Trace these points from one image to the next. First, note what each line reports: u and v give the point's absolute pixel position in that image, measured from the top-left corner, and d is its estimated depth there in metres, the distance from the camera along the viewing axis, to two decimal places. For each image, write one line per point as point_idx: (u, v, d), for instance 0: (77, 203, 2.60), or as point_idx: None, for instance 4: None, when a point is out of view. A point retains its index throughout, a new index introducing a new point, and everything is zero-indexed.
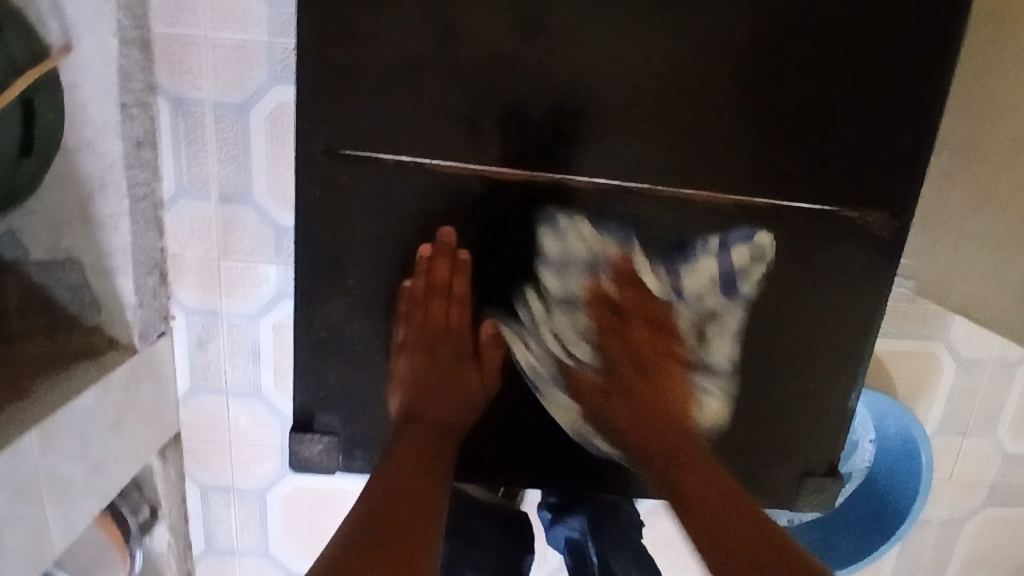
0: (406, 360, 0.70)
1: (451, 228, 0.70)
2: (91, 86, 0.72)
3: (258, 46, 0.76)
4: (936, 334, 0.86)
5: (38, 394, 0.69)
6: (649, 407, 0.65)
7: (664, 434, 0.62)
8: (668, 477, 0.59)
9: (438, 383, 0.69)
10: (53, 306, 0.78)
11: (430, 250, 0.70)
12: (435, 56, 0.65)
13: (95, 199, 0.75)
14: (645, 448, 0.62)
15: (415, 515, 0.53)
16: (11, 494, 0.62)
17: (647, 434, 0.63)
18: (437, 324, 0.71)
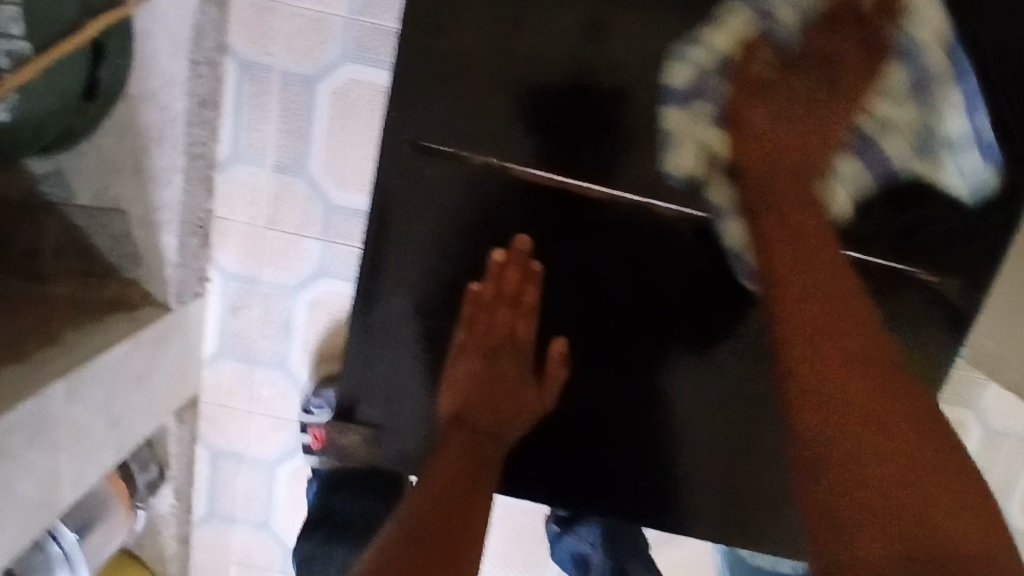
0: (463, 364, 0.70)
1: (526, 237, 0.69)
2: (164, 36, 0.72)
3: (336, 22, 0.75)
4: (964, 401, 0.85)
5: (72, 341, 0.67)
6: (790, 205, 0.58)
7: (811, 283, 0.52)
8: (826, 309, 0.51)
9: (492, 393, 0.69)
10: (91, 254, 0.77)
11: (503, 256, 0.69)
12: (511, 60, 0.66)
13: (152, 151, 0.75)
14: (782, 256, 0.55)
15: (460, 536, 0.57)
16: (34, 440, 0.61)
17: (828, 311, 0.50)
18: (500, 332, 0.70)
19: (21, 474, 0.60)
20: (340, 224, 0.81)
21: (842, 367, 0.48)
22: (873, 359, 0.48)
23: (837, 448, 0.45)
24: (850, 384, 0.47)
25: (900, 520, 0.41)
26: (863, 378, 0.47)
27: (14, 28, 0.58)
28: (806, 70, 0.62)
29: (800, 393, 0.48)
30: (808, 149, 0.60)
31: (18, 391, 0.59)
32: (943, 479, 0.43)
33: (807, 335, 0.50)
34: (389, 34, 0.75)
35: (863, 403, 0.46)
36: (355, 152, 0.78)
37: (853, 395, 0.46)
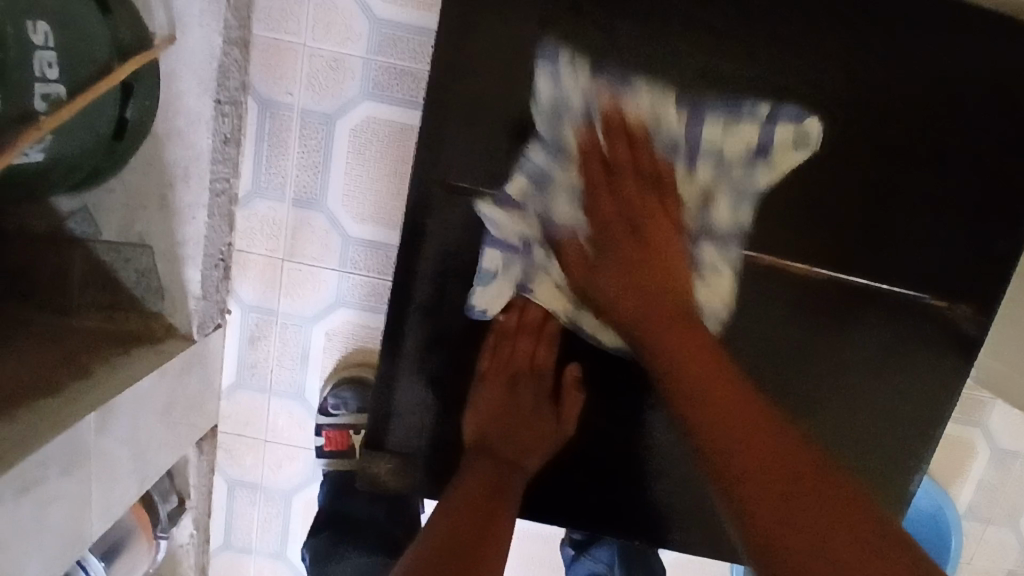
0: (486, 391, 0.73)
1: (552, 271, 0.74)
2: (189, 78, 0.72)
3: (354, 61, 0.78)
4: (972, 419, 0.86)
5: (99, 376, 0.68)
6: (635, 262, 0.64)
7: (687, 360, 0.57)
8: (693, 372, 0.56)
9: (512, 424, 0.72)
10: (115, 287, 0.78)
11: (528, 288, 0.74)
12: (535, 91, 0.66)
13: (177, 187, 0.75)
14: (661, 329, 0.61)
15: (486, 548, 0.59)
16: (66, 472, 0.62)
17: (690, 363, 0.57)
18: (521, 361, 0.74)
19: (53, 507, 0.62)
20: (358, 256, 0.83)
21: (708, 399, 0.53)
22: (709, 390, 0.54)
23: (726, 457, 0.49)
24: (700, 394, 0.54)
25: (765, 489, 0.46)
26: (722, 404, 0.52)
27: (50, 73, 0.58)
28: (613, 145, 0.67)
29: (699, 440, 0.52)
30: (634, 216, 0.65)
31: (50, 427, 0.60)
32: (851, 505, 0.45)
33: (691, 395, 0.54)
34: (406, 72, 0.78)
35: (711, 418, 0.52)
36: (374, 187, 0.81)
37: (705, 411, 0.53)
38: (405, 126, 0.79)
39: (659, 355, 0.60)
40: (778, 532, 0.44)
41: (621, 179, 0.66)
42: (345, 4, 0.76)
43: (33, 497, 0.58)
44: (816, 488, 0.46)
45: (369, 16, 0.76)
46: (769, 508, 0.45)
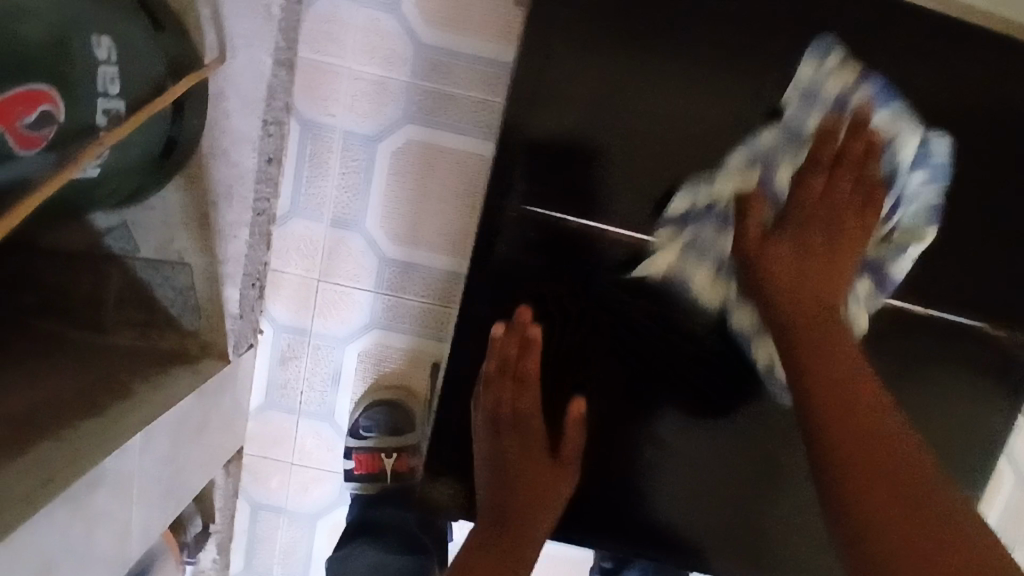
0: (483, 445, 0.69)
1: (527, 308, 0.67)
2: (237, 99, 0.73)
3: (398, 84, 0.78)
4: None
5: (139, 396, 0.67)
6: (811, 291, 0.60)
7: (828, 341, 0.57)
8: (827, 368, 0.56)
9: (513, 471, 0.69)
10: (152, 306, 0.77)
11: (503, 329, 0.67)
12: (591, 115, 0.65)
13: (219, 207, 0.76)
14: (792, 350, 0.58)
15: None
16: (110, 495, 0.61)
17: (835, 381, 0.55)
18: (506, 408, 0.69)
19: (97, 530, 0.60)
20: (394, 276, 0.84)
21: (840, 404, 0.54)
22: (851, 404, 0.54)
23: (839, 456, 0.53)
24: (823, 390, 0.55)
25: (900, 522, 0.49)
26: (852, 408, 0.54)
27: (113, 88, 0.57)
28: (853, 144, 0.62)
29: (821, 447, 0.54)
30: (818, 229, 0.61)
31: (97, 450, 0.59)
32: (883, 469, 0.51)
33: (816, 386, 0.56)
34: (450, 96, 0.79)
35: (836, 413, 0.54)
36: (412, 209, 0.82)
37: (824, 397, 0.55)
38: (446, 149, 0.80)
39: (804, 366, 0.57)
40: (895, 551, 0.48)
41: (840, 179, 0.61)
42: (391, 28, 0.77)
43: (80, 520, 0.57)
44: (914, 521, 0.49)
45: (414, 41, 0.77)
46: (887, 536, 0.49)
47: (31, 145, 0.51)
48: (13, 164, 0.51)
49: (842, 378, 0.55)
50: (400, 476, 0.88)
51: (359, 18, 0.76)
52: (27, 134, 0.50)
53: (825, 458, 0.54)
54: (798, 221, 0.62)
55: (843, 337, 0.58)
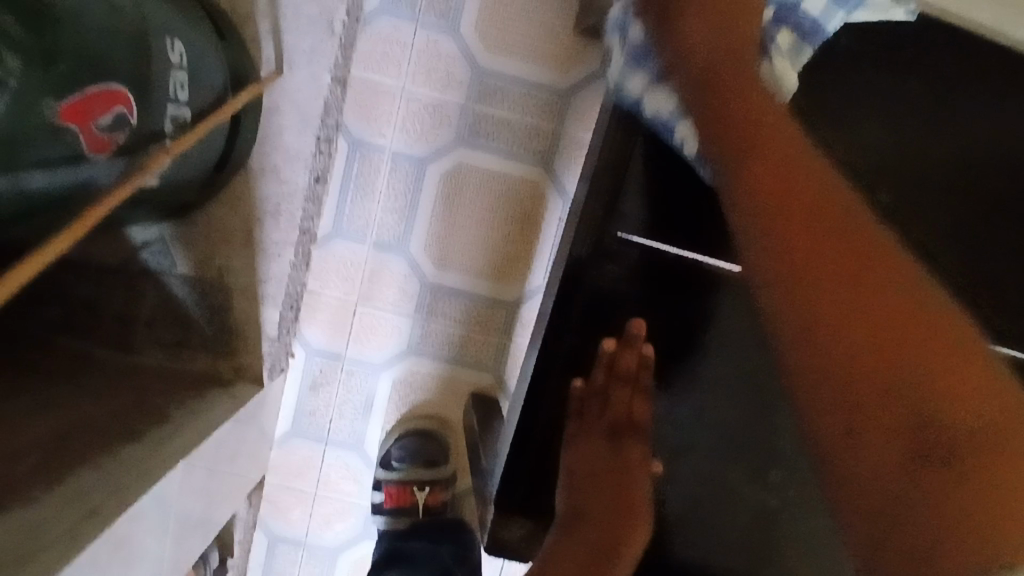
0: (580, 455, 0.59)
1: (643, 319, 0.56)
2: (292, 113, 0.71)
3: (452, 108, 0.77)
4: None
5: (178, 420, 0.63)
6: (741, 83, 0.44)
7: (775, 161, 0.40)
8: (817, 228, 0.38)
9: (592, 526, 0.56)
10: (186, 324, 0.73)
11: (615, 344, 0.57)
12: None
13: (265, 224, 0.72)
14: (798, 285, 0.37)
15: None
16: (152, 527, 0.55)
17: (807, 271, 0.37)
18: (617, 416, 0.59)
19: (137, 567, 0.55)
20: (434, 301, 0.82)
21: (841, 310, 0.36)
22: (840, 279, 0.36)
23: (814, 334, 0.36)
24: (800, 249, 0.38)
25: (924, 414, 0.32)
26: (821, 255, 0.37)
27: (181, 95, 0.55)
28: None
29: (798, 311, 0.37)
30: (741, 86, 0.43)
31: (143, 475, 0.54)
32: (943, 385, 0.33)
33: (785, 249, 0.38)
34: (503, 122, 0.78)
35: (819, 280, 0.37)
36: (459, 235, 0.80)
37: (800, 262, 0.38)
38: (496, 173, 0.79)
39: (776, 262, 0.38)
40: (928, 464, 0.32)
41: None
42: (448, 50, 0.76)
43: (125, 556, 0.52)
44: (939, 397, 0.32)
45: (471, 64, 0.76)
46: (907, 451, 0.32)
47: (102, 147, 0.48)
48: (84, 169, 0.47)
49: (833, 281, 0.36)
50: (428, 510, 0.86)
51: (416, 38, 0.75)
52: (100, 136, 0.47)
53: (814, 354, 0.36)
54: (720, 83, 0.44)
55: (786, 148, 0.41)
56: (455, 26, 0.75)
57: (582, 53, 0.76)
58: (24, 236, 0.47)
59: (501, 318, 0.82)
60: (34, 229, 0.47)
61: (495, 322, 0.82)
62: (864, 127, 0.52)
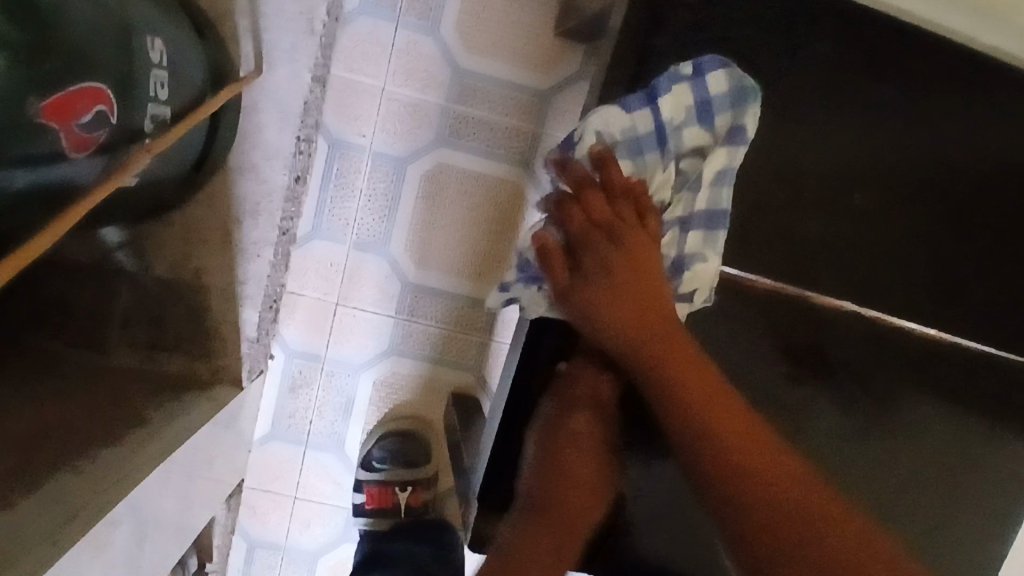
0: (549, 436, 0.60)
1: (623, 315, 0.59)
2: (271, 111, 0.70)
3: (432, 108, 0.77)
4: None
5: (156, 423, 0.62)
6: (642, 275, 0.54)
7: (681, 368, 0.53)
8: (712, 421, 0.52)
9: (552, 515, 0.60)
10: (162, 326, 0.72)
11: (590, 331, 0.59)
12: None
13: (244, 224, 0.72)
14: (774, 523, 0.49)
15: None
16: (131, 533, 0.54)
17: (749, 479, 0.51)
18: (587, 397, 0.60)
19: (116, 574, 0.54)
20: (414, 302, 0.82)
21: (771, 511, 0.50)
22: (744, 460, 0.51)
23: (726, 507, 0.51)
24: (716, 438, 0.52)
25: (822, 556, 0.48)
26: (724, 434, 0.52)
27: (161, 94, 0.54)
28: (580, 217, 0.54)
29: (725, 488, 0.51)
30: (648, 278, 0.54)
31: (122, 480, 0.53)
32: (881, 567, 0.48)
33: (693, 439, 0.53)
34: (484, 122, 0.78)
35: (747, 467, 0.51)
36: (439, 235, 0.80)
37: (718, 450, 0.52)
38: (477, 175, 0.79)
39: (749, 510, 0.50)
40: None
41: (596, 240, 0.54)
42: (428, 51, 0.76)
43: (104, 563, 0.51)
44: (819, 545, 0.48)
45: (452, 64, 0.76)
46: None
47: (83, 146, 0.47)
48: (64, 167, 0.46)
49: (785, 519, 0.49)
50: (410, 511, 0.86)
51: (396, 38, 0.75)
52: (81, 134, 0.46)
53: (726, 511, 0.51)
54: (629, 260, 0.54)
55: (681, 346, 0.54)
56: (435, 27, 0.75)
57: (562, 54, 0.77)
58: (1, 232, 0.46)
59: (481, 318, 0.83)
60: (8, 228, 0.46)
61: (474, 322, 0.83)
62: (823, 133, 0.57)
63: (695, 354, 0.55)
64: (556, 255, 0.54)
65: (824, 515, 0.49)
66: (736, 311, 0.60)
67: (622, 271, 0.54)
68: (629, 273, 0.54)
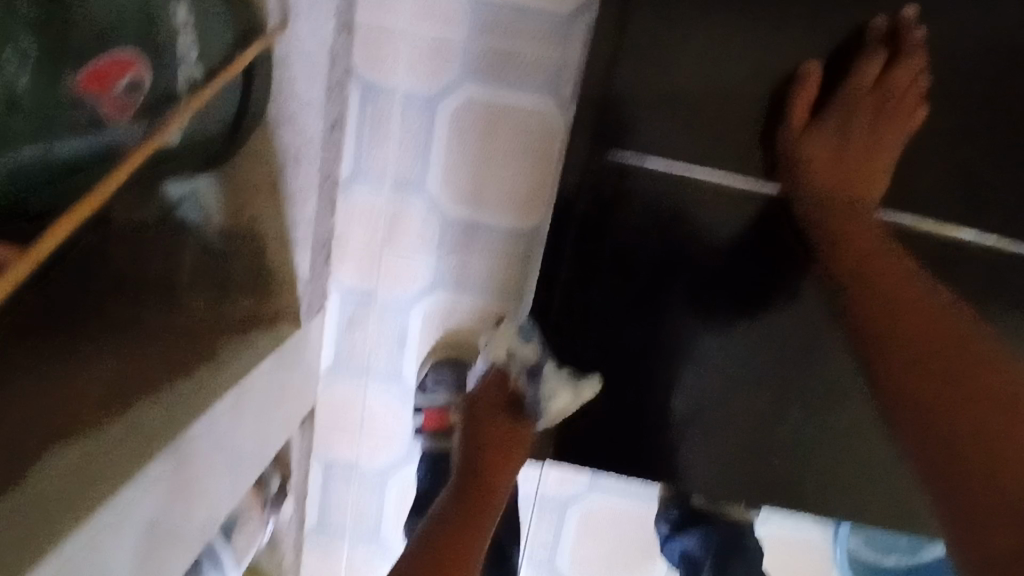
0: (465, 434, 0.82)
1: (614, 223, 0.76)
2: (303, 63, 0.73)
3: (454, 43, 0.78)
4: None
5: (226, 356, 0.70)
6: (829, 167, 0.71)
7: (875, 271, 0.66)
8: (922, 314, 0.61)
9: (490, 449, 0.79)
10: (228, 275, 0.77)
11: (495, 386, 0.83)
12: (666, 97, 0.71)
13: (288, 173, 0.78)
14: (950, 375, 0.57)
15: None
16: (209, 450, 0.64)
17: (935, 347, 0.59)
18: (497, 409, 0.82)
19: (197, 484, 0.63)
20: (455, 237, 0.85)
21: (938, 378, 0.57)
22: (946, 339, 0.59)
23: (903, 369, 0.60)
24: (902, 305, 0.62)
25: (992, 409, 0.53)
26: (938, 325, 0.60)
27: (192, 54, 0.59)
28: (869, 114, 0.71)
29: (897, 361, 0.60)
30: (850, 172, 0.71)
31: (193, 404, 0.61)
32: (995, 403, 0.54)
33: (882, 312, 0.63)
34: (507, 53, 0.78)
35: (928, 328, 0.60)
36: (474, 171, 0.82)
37: (906, 322, 0.61)
38: (504, 107, 0.80)
39: (921, 376, 0.58)
40: (983, 438, 0.53)
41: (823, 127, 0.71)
42: None
43: (183, 473, 0.60)
44: (988, 394, 0.54)
45: None
46: (980, 443, 0.53)
47: (124, 110, 0.53)
48: (110, 131, 0.53)
49: (955, 384, 0.56)
50: None
51: None
52: (119, 100, 0.53)
53: (899, 379, 0.60)
54: (841, 158, 0.71)
55: (894, 266, 0.66)
56: None
57: None
58: (38, 209, 0.50)
59: (521, 248, 0.85)
60: (50, 198, 0.51)
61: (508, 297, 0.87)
62: (770, 18, 0.67)
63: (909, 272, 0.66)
64: (806, 99, 0.69)
65: (997, 378, 0.55)
66: (705, 227, 0.77)
67: (839, 151, 0.71)
68: (828, 177, 0.71)
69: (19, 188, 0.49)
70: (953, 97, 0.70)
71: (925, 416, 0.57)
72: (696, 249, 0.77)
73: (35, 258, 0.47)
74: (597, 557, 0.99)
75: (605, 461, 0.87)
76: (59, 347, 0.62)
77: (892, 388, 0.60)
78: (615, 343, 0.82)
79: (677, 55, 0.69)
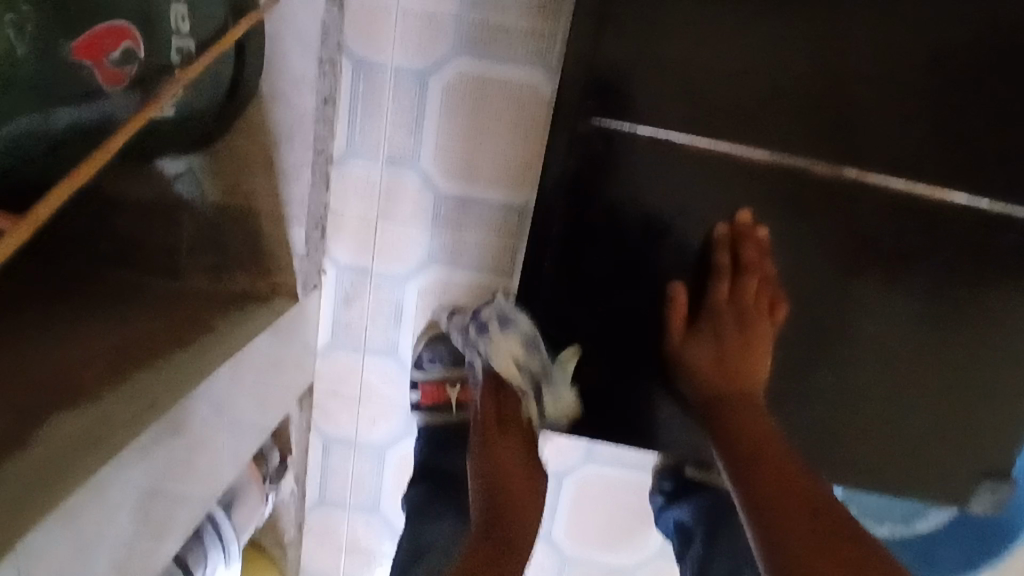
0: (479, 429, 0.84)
1: (610, 194, 0.76)
2: (293, 39, 0.73)
3: (447, 16, 0.78)
4: None
5: (224, 329, 0.71)
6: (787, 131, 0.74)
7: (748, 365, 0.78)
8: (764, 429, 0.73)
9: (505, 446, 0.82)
10: (223, 249, 0.79)
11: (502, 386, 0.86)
12: (658, 67, 0.71)
13: (282, 148, 0.78)
14: (777, 475, 0.67)
15: None
16: (209, 416, 0.65)
17: (766, 451, 0.70)
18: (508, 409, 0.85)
19: (197, 452, 0.64)
20: (450, 212, 0.86)
21: (765, 474, 0.67)
22: (779, 456, 0.69)
23: (743, 461, 0.70)
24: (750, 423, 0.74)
25: (798, 509, 0.63)
26: (771, 443, 0.71)
27: (183, 27, 0.59)
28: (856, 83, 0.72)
29: (745, 450, 0.70)
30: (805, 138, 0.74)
31: (194, 375, 0.62)
32: (807, 510, 0.63)
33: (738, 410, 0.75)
34: (499, 26, 0.78)
35: (760, 440, 0.71)
36: (468, 146, 0.83)
37: (752, 432, 0.73)
38: (497, 81, 0.80)
39: (754, 465, 0.68)
40: (789, 525, 0.62)
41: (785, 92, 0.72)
42: None
43: (185, 441, 0.61)
44: (797, 495, 0.65)
45: None
46: (791, 536, 0.61)
47: (117, 80, 0.54)
48: (104, 103, 0.53)
49: (777, 483, 0.66)
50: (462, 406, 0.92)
51: None
52: (112, 70, 0.53)
53: (742, 463, 0.69)
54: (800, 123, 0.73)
55: (757, 362, 0.78)
56: None
57: None
58: (37, 175, 0.52)
59: (514, 221, 0.86)
60: (44, 169, 0.52)
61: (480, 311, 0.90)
62: None
63: (765, 355, 0.79)
64: (677, 312, 0.81)
65: (804, 492, 0.65)
66: (697, 197, 0.78)
67: (798, 117, 0.73)
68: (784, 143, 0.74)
69: (12, 157, 0.49)
70: (945, 58, 0.70)
71: (755, 497, 0.66)
72: (687, 215, 0.78)
73: (32, 225, 0.48)
74: (593, 527, 1.01)
75: (598, 430, 0.87)
76: (55, 323, 0.62)
77: (739, 467, 0.69)
78: (611, 313, 0.82)
79: (668, 26, 0.69)
